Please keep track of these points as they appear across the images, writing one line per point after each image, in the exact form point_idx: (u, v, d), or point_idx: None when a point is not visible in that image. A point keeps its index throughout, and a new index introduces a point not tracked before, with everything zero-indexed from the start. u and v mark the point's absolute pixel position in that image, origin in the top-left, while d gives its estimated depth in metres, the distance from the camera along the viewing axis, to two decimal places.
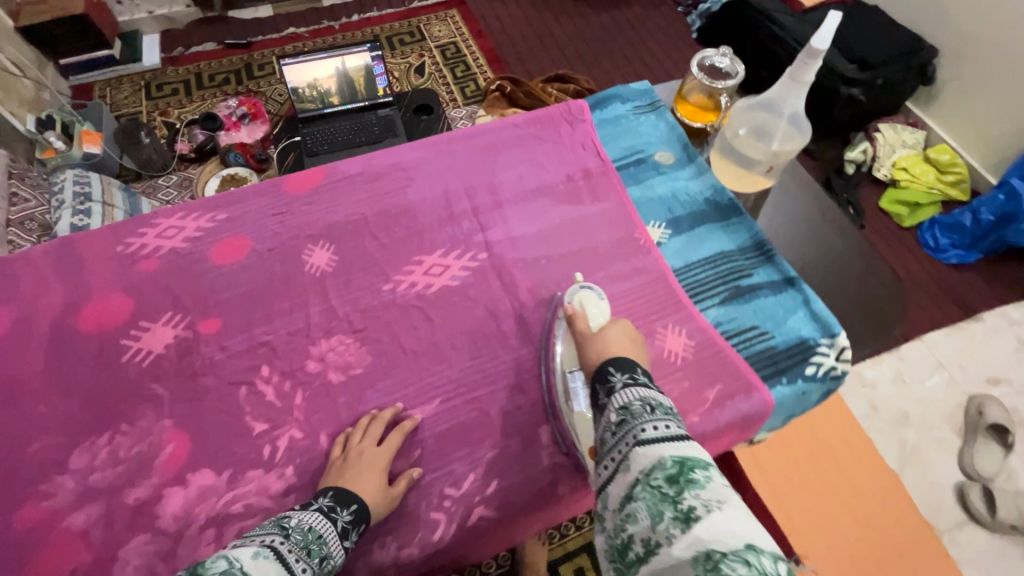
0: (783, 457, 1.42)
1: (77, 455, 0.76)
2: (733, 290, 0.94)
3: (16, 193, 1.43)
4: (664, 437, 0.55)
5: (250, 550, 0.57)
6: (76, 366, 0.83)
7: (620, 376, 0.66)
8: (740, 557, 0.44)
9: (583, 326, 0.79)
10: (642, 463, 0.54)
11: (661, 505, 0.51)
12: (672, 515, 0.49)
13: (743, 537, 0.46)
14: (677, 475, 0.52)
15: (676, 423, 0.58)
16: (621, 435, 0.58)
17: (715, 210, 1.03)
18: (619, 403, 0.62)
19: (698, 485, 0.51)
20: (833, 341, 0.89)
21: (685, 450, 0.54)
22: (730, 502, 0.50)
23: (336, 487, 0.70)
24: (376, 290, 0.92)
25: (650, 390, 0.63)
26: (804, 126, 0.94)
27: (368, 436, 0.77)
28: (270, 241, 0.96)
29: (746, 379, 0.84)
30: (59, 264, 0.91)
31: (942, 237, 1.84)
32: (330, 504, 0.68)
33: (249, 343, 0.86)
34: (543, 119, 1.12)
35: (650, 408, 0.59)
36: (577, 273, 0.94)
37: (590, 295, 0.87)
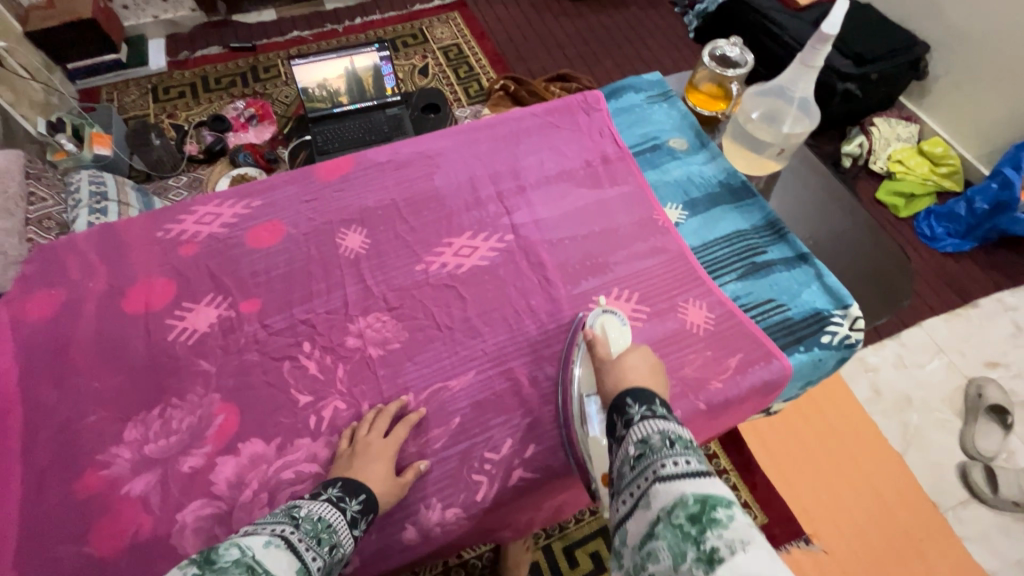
0: (792, 437, 1.47)
1: (131, 428, 0.80)
2: (749, 266, 0.99)
3: (33, 193, 1.43)
4: (684, 473, 0.53)
5: (262, 539, 0.56)
6: (124, 345, 0.86)
7: (639, 408, 0.64)
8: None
9: (604, 354, 0.78)
10: (663, 500, 0.52)
11: (682, 545, 0.47)
12: (694, 557, 0.46)
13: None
14: (699, 513, 0.48)
15: (697, 458, 0.55)
16: (641, 470, 0.56)
17: (729, 192, 1.07)
18: (638, 436, 0.60)
19: (721, 525, 0.47)
20: (846, 312, 0.93)
21: (707, 488, 0.51)
22: (758, 544, 0.45)
23: (344, 478, 0.71)
24: (409, 270, 0.95)
25: (670, 423, 0.61)
26: (813, 111, 1.00)
27: (375, 428, 0.78)
28: (305, 225, 0.99)
29: (765, 347, 0.89)
30: (102, 250, 0.94)
31: (938, 226, 1.90)
32: (338, 494, 0.68)
33: (289, 322, 0.90)
34: (560, 108, 1.17)
35: (670, 441, 0.57)
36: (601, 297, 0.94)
37: (613, 319, 0.88)
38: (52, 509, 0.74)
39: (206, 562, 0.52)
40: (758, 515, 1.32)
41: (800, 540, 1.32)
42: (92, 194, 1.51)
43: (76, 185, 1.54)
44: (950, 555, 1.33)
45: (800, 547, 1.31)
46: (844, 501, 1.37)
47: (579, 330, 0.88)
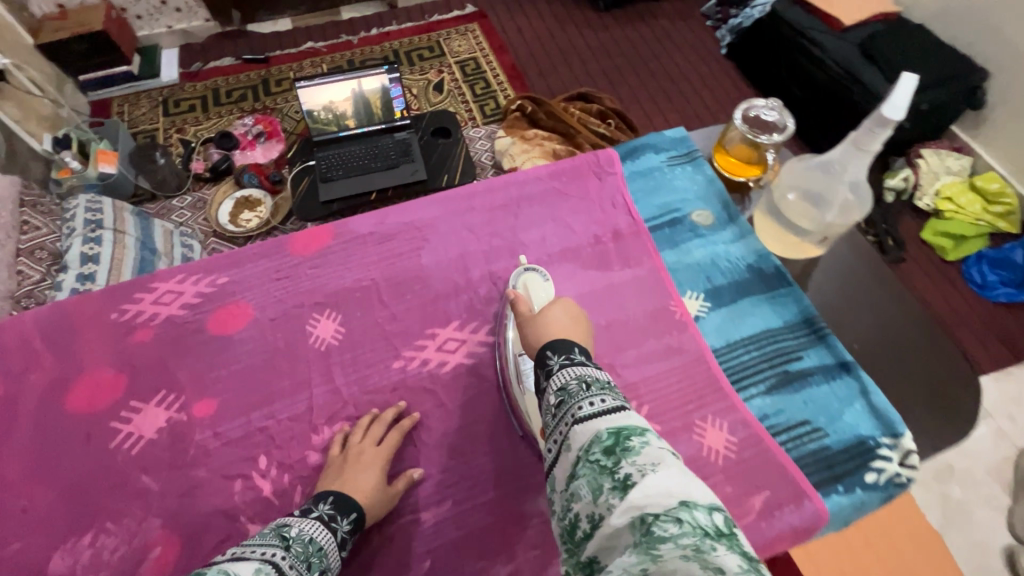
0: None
1: (59, 559, 0.70)
2: (781, 375, 0.84)
3: (26, 221, 1.32)
4: (602, 412, 0.52)
5: (250, 568, 0.53)
6: (62, 453, 0.76)
7: (557, 358, 0.61)
8: (674, 517, 0.40)
9: (526, 310, 0.72)
10: (580, 440, 0.51)
11: (600, 478, 0.47)
12: (609, 486, 0.45)
13: (680, 495, 0.43)
14: (613, 446, 0.48)
15: (614, 396, 0.54)
16: (560, 416, 0.54)
17: (759, 279, 0.93)
18: (556, 385, 0.57)
19: (633, 452, 0.47)
20: (896, 442, 0.78)
21: (620, 420, 0.51)
22: (668, 463, 0.46)
23: (336, 492, 0.68)
24: (385, 369, 0.84)
25: (588, 367, 0.58)
26: (865, 196, 0.84)
27: (368, 436, 0.76)
28: (273, 309, 0.88)
29: (798, 486, 0.75)
30: (51, 334, 0.85)
31: (990, 273, 1.72)
32: (330, 512, 0.65)
33: (245, 430, 0.79)
34: (569, 171, 1.04)
35: (586, 384, 0.55)
36: (521, 255, 0.94)
37: (535, 277, 0.88)
38: None
39: None
40: None
41: None
42: (87, 223, 1.36)
43: (72, 211, 1.41)
44: None
45: None
46: None
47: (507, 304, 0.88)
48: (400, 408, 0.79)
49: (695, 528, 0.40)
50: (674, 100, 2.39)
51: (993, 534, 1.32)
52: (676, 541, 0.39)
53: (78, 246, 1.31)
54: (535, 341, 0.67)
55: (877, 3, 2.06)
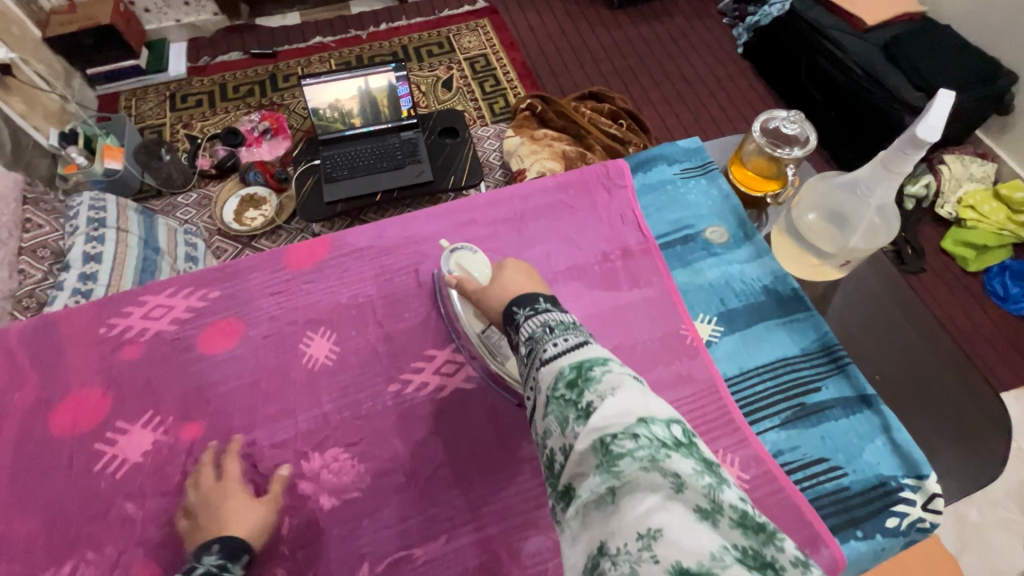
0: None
1: None
2: (797, 409, 0.79)
3: (29, 219, 1.30)
4: (566, 350, 0.50)
5: None
6: (43, 475, 0.74)
7: (525, 310, 0.57)
8: (631, 433, 0.39)
9: (477, 287, 0.70)
10: (547, 380, 0.48)
11: (565, 411, 0.45)
12: (573, 416, 0.44)
13: (639, 412, 0.41)
14: (576, 378, 0.46)
15: (579, 333, 0.52)
16: (529, 363, 0.52)
17: (776, 302, 0.88)
18: (525, 334, 0.55)
19: (595, 381, 0.45)
20: (919, 484, 0.74)
21: (583, 354, 0.48)
22: (628, 384, 0.44)
23: (221, 539, 0.64)
24: (378, 393, 0.80)
25: (554, 313, 0.55)
26: (893, 225, 0.79)
27: (203, 482, 0.72)
28: (266, 326, 0.85)
29: (813, 530, 0.70)
30: (37, 349, 0.82)
31: (1013, 285, 1.65)
32: (218, 563, 0.61)
33: (229, 457, 0.76)
34: (577, 183, 0.99)
35: (549, 327, 0.53)
36: (443, 240, 0.89)
37: (464, 253, 0.83)
38: None
39: None
40: None
41: None
42: (90, 222, 1.33)
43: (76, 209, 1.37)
44: None
45: None
46: None
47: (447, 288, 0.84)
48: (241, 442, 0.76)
49: (653, 440, 0.39)
50: (690, 101, 2.32)
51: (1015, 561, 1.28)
52: (633, 456, 0.38)
53: (80, 245, 1.27)
54: (502, 305, 0.64)
55: (902, 2, 1.97)
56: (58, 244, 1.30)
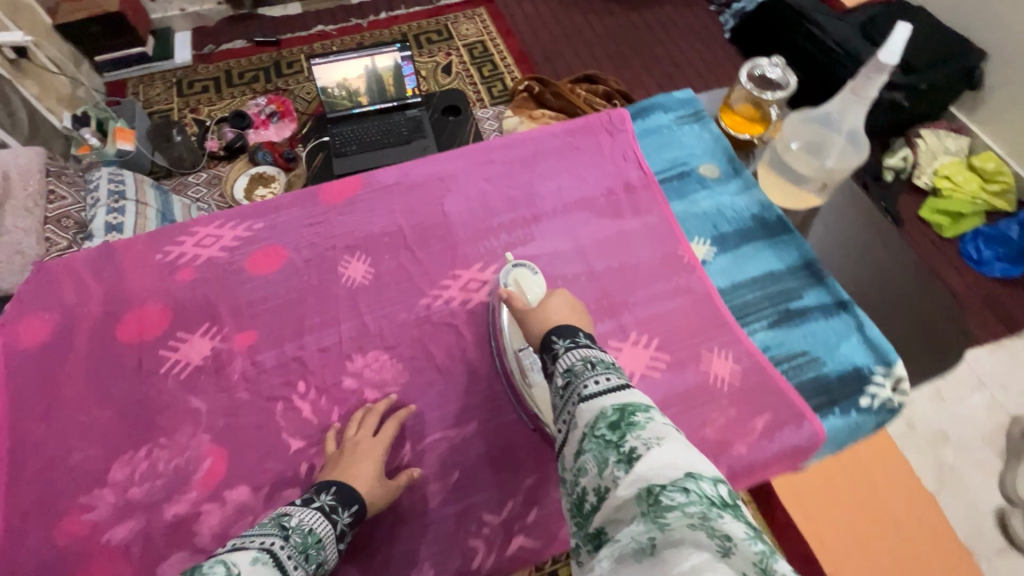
0: (834, 500, 1.34)
1: (117, 468, 0.76)
2: (783, 312, 0.90)
3: (53, 191, 1.37)
4: (606, 390, 0.53)
5: (248, 556, 0.56)
6: (115, 376, 0.83)
7: (563, 342, 0.63)
8: (680, 487, 0.42)
9: (523, 304, 0.74)
10: (586, 417, 0.51)
11: (605, 452, 0.48)
12: (614, 459, 0.46)
13: (684, 467, 0.44)
14: (618, 421, 0.49)
15: (618, 375, 0.56)
16: (566, 396, 0.55)
17: (762, 226, 0.99)
18: (563, 366, 0.59)
19: (638, 427, 0.48)
20: (889, 370, 0.84)
21: (625, 398, 0.52)
22: (673, 437, 0.47)
23: (339, 483, 0.70)
24: (411, 306, 0.90)
25: (593, 351, 0.60)
26: (862, 144, 0.90)
27: (364, 427, 0.77)
28: (306, 251, 0.94)
29: (797, 408, 0.81)
30: (101, 272, 0.91)
31: (986, 249, 1.77)
32: (331, 503, 0.67)
33: (280, 359, 0.85)
34: (583, 128, 1.09)
35: (591, 364, 0.56)
36: (509, 252, 0.94)
37: (524, 272, 0.88)
38: (31, 554, 0.71)
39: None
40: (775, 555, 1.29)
41: None
42: (110, 193, 1.40)
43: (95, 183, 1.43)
44: None
45: None
46: (876, 550, 1.28)
47: (497, 300, 0.87)
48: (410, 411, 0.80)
49: (702, 497, 0.41)
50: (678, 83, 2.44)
51: (984, 496, 1.42)
52: (682, 511, 0.40)
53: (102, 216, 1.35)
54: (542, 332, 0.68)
55: None
56: (80, 215, 1.39)
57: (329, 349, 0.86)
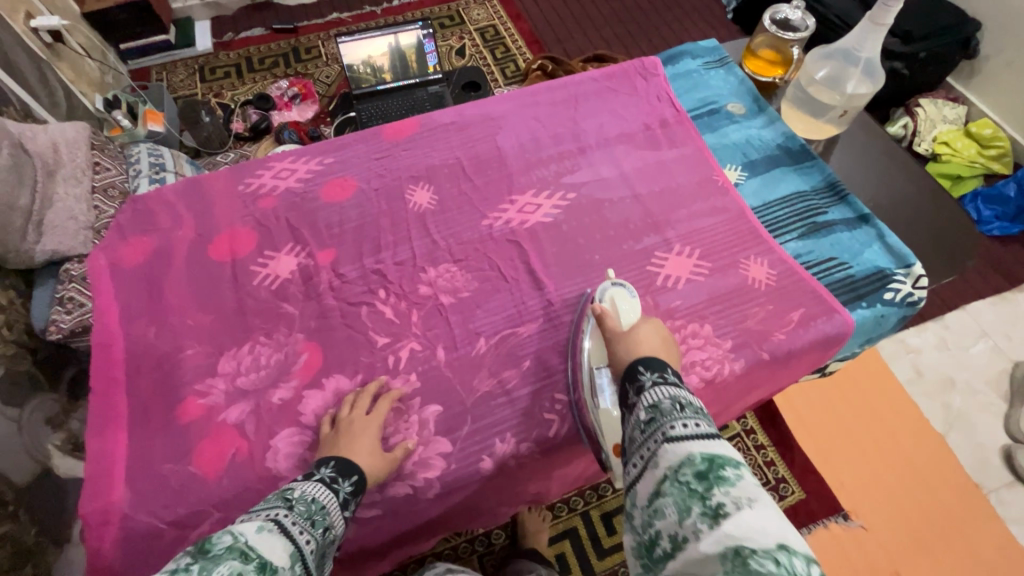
0: (847, 439, 1.43)
1: (224, 362, 0.85)
2: (810, 226, 1.00)
3: (98, 162, 1.33)
4: (692, 436, 0.57)
5: (254, 525, 0.57)
6: (213, 289, 0.92)
7: (650, 374, 0.67)
8: (770, 556, 0.47)
9: (615, 325, 0.78)
10: (671, 460, 0.56)
11: (689, 501, 0.53)
12: (699, 511, 0.51)
13: (774, 536, 0.48)
14: (707, 472, 0.53)
15: (705, 421, 0.59)
16: (649, 432, 0.60)
17: (787, 154, 1.09)
18: (648, 402, 0.63)
19: (727, 484, 0.52)
20: (909, 271, 0.94)
21: (713, 448, 0.56)
22: (762, 502, 0.51)
23: (337, 457, 0.71)
24: (474, 225, 0.99)
25: (679, 389, 0.64)
26: (877, 74, 1.01)
27: (357, 408, 0.79)
28: (375, 181, 1.03)
29: (828, 303, 0.91)
30: (189, 202, 1.00)
31: (986, 208, 1.83)
32: (331, 475, 0.68)
33: (361, 271, 0.94)
34: (618, 74, 1.19)
35: (679, 406, 0.60)
36: (609, 269, 0.90)
37: (623, 292, 0.85)
38: (158, 432, 0.80)
39: (200, 552, 0.52)
40: (793, 492, 1.35)
41: (838, 516, 1.33)
42: (150, 166, 1.43)
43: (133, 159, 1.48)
44: (992, 539, 1.33)
45: (838, 522, 1.32)
46: (887, 482, 1.38)
47: (585, 311, 0.86)
48: (400, 392, 0.82)
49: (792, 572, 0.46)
50: None
51: (990, 436, 1.48)
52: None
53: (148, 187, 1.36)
54: (631, 358, 0.72)
55: None
56: (124, 185, 1.36)
57: (404, 263, 0.95)
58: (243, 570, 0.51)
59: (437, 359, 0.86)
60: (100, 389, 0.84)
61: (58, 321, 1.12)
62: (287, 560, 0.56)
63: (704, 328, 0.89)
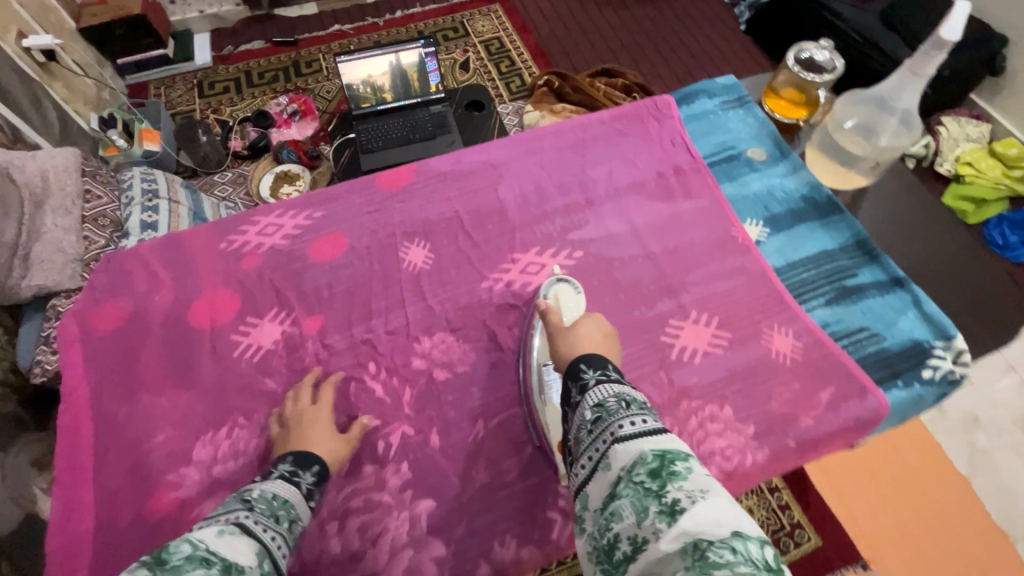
0: (875, 492, 1.28)
1: (199, 448, 0.78)
2: (839, 289, 0.92)
3: (89, 189, 1.22)
4: (641, 432, 0.51)
5: (215, 529, 0.50)
6: (191, 361, 0.85)
7: (593, 373, 0.62)
8: (728, 545, 0.39)
9: (557, 320, 0.76)
10: (623, 460, 0.49)
11: (644, 500, 0.45)
12: (655, 509, 0.44)
13: (731, 525, 0.41)
14: (659, 469, 0.47)
15: (654, 418, 0.54)
16: (597, 433, 0.54)
17: (813, 206, 1.00)
18: (593, 401, 0.57)
19: (680, 477, 0.45)
20: (949, 344, 0.86)
21: (664, 443, 0.50)
22: (716, 491, 0.44)
23: (292, 453, 0.69)
24: (473, 289, 0.92)
25: (625, 388, 0.59)
26: (915, 126, 0.91)
27: (302, 400, 0.79)
28: (367, 238, 0.96)
29: (860, 382, 0.82)
30: (168, 261, 0.93)
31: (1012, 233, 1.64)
32: (289, 470, 0.66)
33: (350, 342, 0.87)
34: (630, 115, 1.11)
35: (626, 403, 0.55)
36: (555, 265, 0.93)
37: (567, 288, 0.85)
38: (124, 529, 0.73)
39: (156, 563, 0.43)
40: (810, 538, 1.23)
41: (855, 566, 1.21)
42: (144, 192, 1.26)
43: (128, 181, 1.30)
44: None
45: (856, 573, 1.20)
46: (908, 530, 1.25)
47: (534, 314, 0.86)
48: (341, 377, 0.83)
49: (750, 561, 0.38)
50: (711, 74, 2.37)
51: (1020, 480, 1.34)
52: (731, 570, 0.37)
53: (137, 214, 1.21)
54: (569, 357, 0.68)
55: None
56: (116, 214, 1.23)
57: (398, 334, 0.88)
58: (208, 574, 0.43)
59: (428, 446, 0.79)
60: (65, 477, 0.77)
61: (43, 361, 1.05)
62: (256, 557, 0.49)
63: (724, 411, 0.81)
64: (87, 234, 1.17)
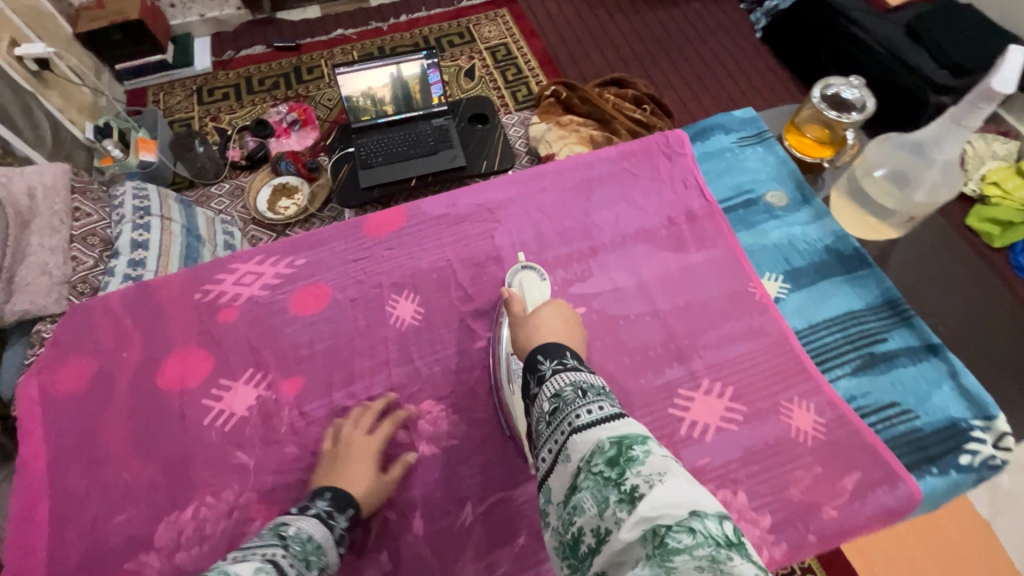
0: None
1: (161, 531, 0.72)
2: (867, 357, 0.84)
3: (77, 208, 1.14)
4: (599, 419, 0.48)
5: (250, 567, 0.51)
6: (158, 429, 0.78)
7: (550, 363, 0.57)
8: (687, 527, 0.36)
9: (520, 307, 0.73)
10: (581, 450, 0.46)
11: (605, 491, 0.42)
12: (615, 498, 0.41)
13: (690, 503, 0.38)
14: (617, 456, 0.44)
15: (612, 402, 0.50)
16: (555, 426, 0.50)
17: (838, 259, 0.92)
18: (550, 391, 0.53)
19: (638, 462, 0.42)
20: (990, 424, 0.78)
21: (620, 429, 0.46)
22: (674, 471, 0.41)
23: (334, 488, 0.67)
24: (464, 349, 0.84)
25: (581, 373, 0.54)
26: (953, 180, 0.84)
27: (360, 426, 0.76)
28: (353, 289, 0.89)
29: (889, 468, 0.74)
30: (139, 313, 0.87)
31: None
32: (327, 509, 0.64)
33: (329, 409, 0.80)
34: (639, 152, 1.03)
35: (582, 391, 0.51)
36: (520, 252, 0.92)
37: (531, 275, 0.86)
38: None
39: None
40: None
41: None
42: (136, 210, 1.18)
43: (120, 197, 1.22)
44: None
45: None
46: None
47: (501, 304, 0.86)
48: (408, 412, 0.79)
49: (710, 538, 0.36)
50: (729, 86, 2.25)
51: None
52: (690, 553, 0.35)
53: (128, 232, 1.12)
54: (525, 348, 0.64)
55: None
56: (106, 232, 1.14)
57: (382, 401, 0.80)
58: None
59: (410, 532, 0.72)
60: (17, 560, 0.71)
61: None
62: None
63: (737, 498, 0.73)
64: (75, 253, 1.09)
